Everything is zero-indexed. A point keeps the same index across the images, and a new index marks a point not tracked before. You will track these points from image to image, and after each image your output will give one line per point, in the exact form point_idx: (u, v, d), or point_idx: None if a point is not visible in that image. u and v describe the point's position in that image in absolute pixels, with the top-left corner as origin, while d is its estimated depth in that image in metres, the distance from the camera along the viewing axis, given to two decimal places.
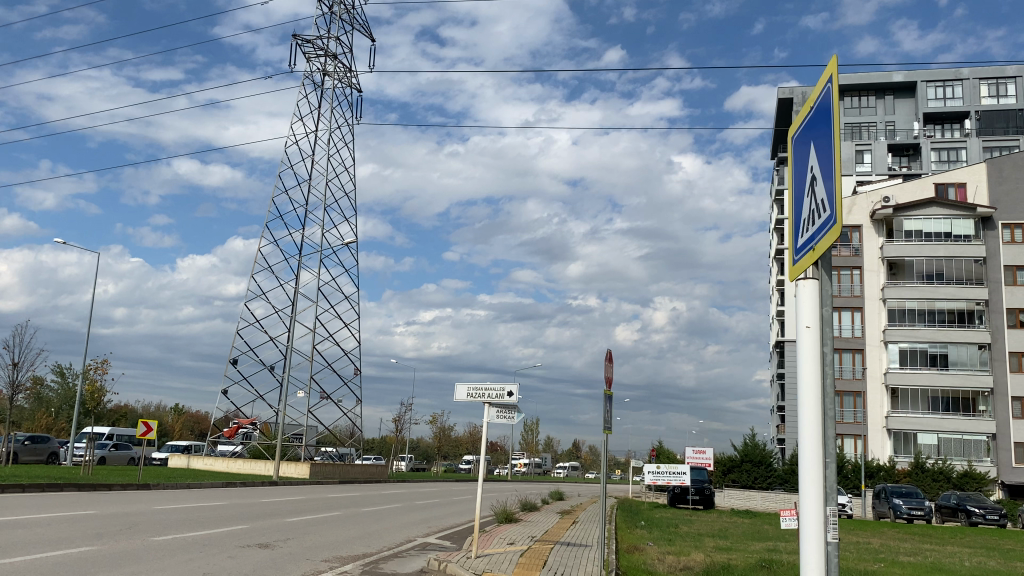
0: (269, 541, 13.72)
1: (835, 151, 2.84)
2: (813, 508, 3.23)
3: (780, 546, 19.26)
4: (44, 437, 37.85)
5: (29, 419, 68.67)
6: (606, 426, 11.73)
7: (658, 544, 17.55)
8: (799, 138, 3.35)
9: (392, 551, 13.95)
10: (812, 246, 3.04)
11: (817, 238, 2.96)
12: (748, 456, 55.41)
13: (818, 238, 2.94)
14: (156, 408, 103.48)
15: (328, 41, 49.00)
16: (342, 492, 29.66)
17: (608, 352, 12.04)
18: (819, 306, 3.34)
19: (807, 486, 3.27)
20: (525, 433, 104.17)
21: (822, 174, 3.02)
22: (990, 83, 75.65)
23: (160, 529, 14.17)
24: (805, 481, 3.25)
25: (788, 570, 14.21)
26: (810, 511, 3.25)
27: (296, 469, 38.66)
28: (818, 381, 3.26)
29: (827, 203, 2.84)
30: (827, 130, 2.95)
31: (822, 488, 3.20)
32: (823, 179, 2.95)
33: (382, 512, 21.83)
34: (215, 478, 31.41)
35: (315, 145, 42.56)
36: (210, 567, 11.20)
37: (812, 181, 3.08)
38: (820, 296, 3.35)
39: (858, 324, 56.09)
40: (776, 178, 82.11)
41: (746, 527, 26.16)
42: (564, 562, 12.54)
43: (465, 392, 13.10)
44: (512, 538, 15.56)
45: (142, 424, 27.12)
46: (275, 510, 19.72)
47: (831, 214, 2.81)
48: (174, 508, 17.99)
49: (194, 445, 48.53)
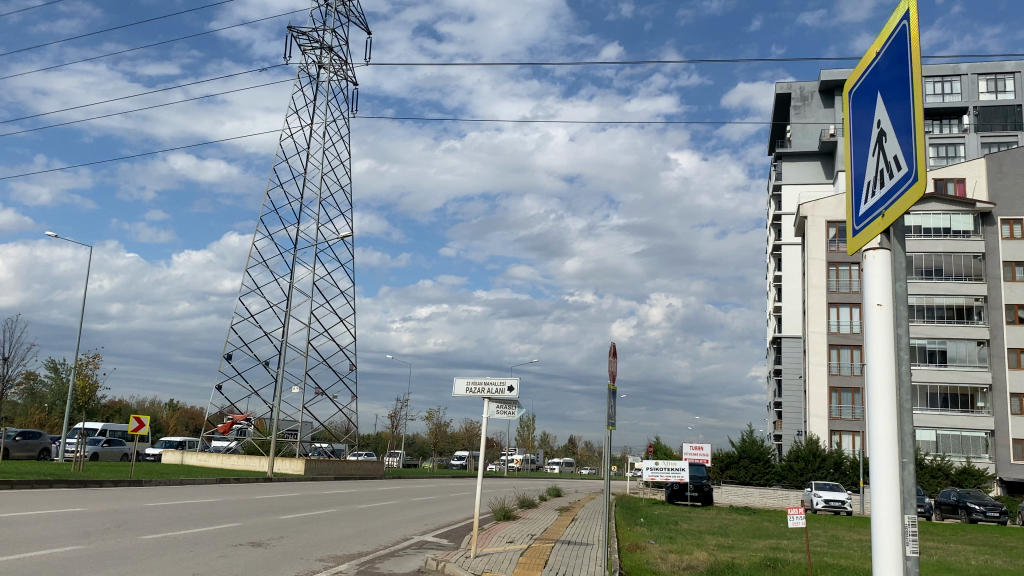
0: (262, 540, 13.33)
1: (915, 98, 2.47)
2: (890, 517, 2.72)
3: (784, 545, 18.90)
4: (36, 433, 37.43)
5: (21, 415, 68.23)
6: (609, 422, 11.36)
7: (659, 542, 17.22)
8: (858, 94, 2.96)
9: (389, 550, 13.57)
10: (884, 209, 2.67)
11: (890, 203, 2.60)
12: (746, 452, 55.33)
13: (892, 202, 2.59)
14: (149, 404, 102.96)
15: (323, 32, 48.41)
16: (338, 488, 29.30)
17: (613, 346, 11.71)
18: (889, 284, 2.85)
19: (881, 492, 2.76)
20: (521, 429, 103.97)
21: (893, 130, 2.66)
22: (989, 79, 75.38)
23: (150, 527, 13.79)
24: (877, 487, 2.75)
25: (795, 569, 13.84)
26: (886, 524, 2.73)
27: (291, 466, 38.29)
28: (891, 366, 2.78)
29: (906, 161, 2.49)
30: (903, 76, 2.58)
31: (899, 492, 2.70)
32: (898, 134, 2.58)
33: (379, 510, 21.47)
34: (208, 474, 31.00)
35: (311, 138, 41.93)
36: (200, 567, 10.82)
37: (881, 138, 2.71)
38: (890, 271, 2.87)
39: (857, 320, 55.75)
40: (774, 174, 81.74)
41: (747, 525, 25.86)
42: (567, 562, 12.16)
43: (465, 386, 12.73)
44: (511, 536, 15.21)
45: (134, 419, 26.69)
46: (270, 508, 19.33)
47: (913, 170, 2.45)
48: (165, 505, 17.61)
49: (188, 441, 48.16)
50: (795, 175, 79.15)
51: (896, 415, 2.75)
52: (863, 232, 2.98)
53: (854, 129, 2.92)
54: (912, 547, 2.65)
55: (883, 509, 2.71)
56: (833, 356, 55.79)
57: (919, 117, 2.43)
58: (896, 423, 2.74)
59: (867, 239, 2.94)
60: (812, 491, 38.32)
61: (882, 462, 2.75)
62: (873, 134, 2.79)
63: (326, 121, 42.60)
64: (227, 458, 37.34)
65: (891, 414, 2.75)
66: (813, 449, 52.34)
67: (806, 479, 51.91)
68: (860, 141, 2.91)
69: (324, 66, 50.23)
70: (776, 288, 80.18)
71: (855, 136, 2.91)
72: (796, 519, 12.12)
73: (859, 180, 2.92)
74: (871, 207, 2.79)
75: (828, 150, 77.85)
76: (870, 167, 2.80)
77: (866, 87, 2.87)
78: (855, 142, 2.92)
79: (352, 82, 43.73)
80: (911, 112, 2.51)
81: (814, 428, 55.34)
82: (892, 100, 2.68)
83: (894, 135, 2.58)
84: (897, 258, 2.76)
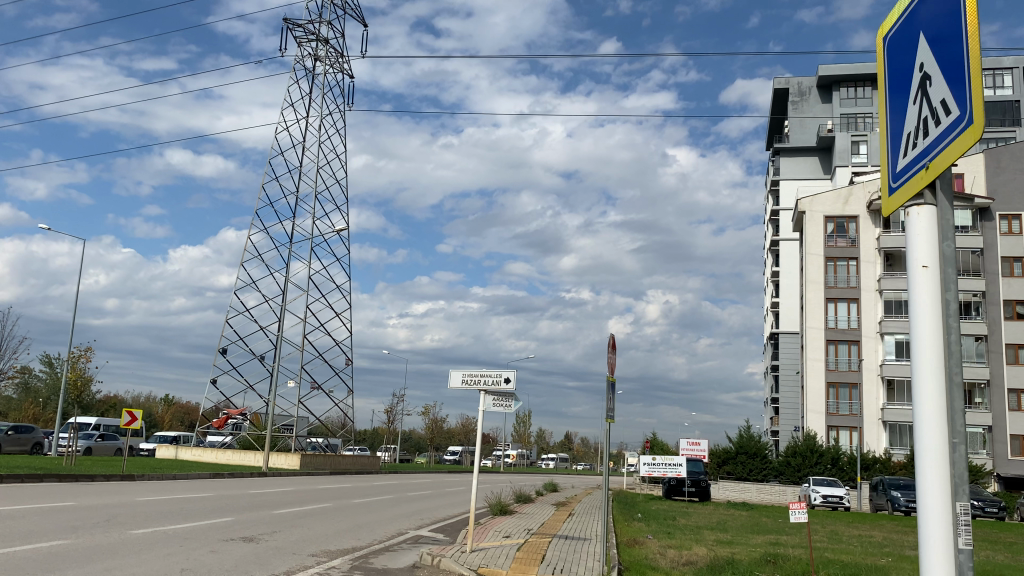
0: (254, 535, 13.10)
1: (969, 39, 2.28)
2: (936, 502, 2.51)
3: (783, 540, 18.71)
4: (29, 428, 37.15)
5: (15, 409, 67.99)
6: (608, 414, 11.14)
7: (657, 538, 17.03)
8: (896, 40, 2.76)
9: (383, 545, 13.35)
10: (931, 163, 2.48)
11: (940, 157, 2.41)
12: (743, 448, 55.23)
13: (942, 157, 2.41)
14: (145, 399, 102.72)
15: (319, 24, 48.12)
16: (333, 484, 29.09)
17: (612, 338, 11.49)
18: (937, 245, 2.64)
19: (928, 475, 2.55)
20: (517, 425, 103.91)
21: (939, 76, 2.46)
22: (987, 74, 75.16)
23: (141, 522, 13.55)
24: (927, 470, 2.53)
25: (795, 565, 13.60)
26: (933, 507, 2.52)
27: (286, 461, 38.08)
28: (939, 336, 2.56)
29: (961, 107, 2.30)
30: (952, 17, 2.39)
31: (948, 476, 2.50)
32: (950, 79, 2.38)
33: (374, 505, 21.24)
34: (202, 469, 30.74)
35: (306, 131, 43.24)
36: (189, 563, 10.56)
37: (926, 84, 2.52)
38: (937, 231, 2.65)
39: (854, 315, 55.77)
40: (772, 169, 81.58)
41: (745, 520, 25.67)
42: (565, 557, 11.93)
43: (461, 378, 12.49)
44: (508, 532, 14.99)
45: (126, 413, 26.43)
46: (263, 502, 19.10)
47: (968, 118, 2.26)
48: (157, 500, 17.37)
49: (183, 436, 47.92)
50: (792, 171, 78.96)
51: (946, 387, 2.53)
52: (900, 190, 2.79)
53: (894, 78, 2.73)
54: (965, 538, 2.45)
55: (931, 489, 2.50)
56: (830, 352, 55.62)
57: (974, 58, 2.25)
58: (945, 397, 2.53)
59: (908, 196, 2.73)
60: (810, 486, 38.19)
61: (929, 441, 2.53)
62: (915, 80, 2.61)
63: (320, 115, 43.99)
64: (222, 453, 37.10)
65: (941, 389, 2.53)
66: (810, 445, 52.19)
67: (803, 475, 51.74)
68: (897, 96, 2.76)
69: (319, 59, 49.85)
70: (774, 283, 80.04)
71: (892, 88, 2.76)
72: (798, 514, 11.96)
73: (898, 133, 2.76)
74: (914, 158, 2.61)
75: (826, 146, 77.72)
76: (913, 116, 2.61)
77: (907, 32, 2.67)
78: (896, 92, 2.75)
79: (348, 75, 45.99)
80: (963, 54, 2.33)
81: (811, 423, 55.19)
82: (936, 45, 2.49)
83: (944, 78, 2.39)
84: (945, 215, 2.55)
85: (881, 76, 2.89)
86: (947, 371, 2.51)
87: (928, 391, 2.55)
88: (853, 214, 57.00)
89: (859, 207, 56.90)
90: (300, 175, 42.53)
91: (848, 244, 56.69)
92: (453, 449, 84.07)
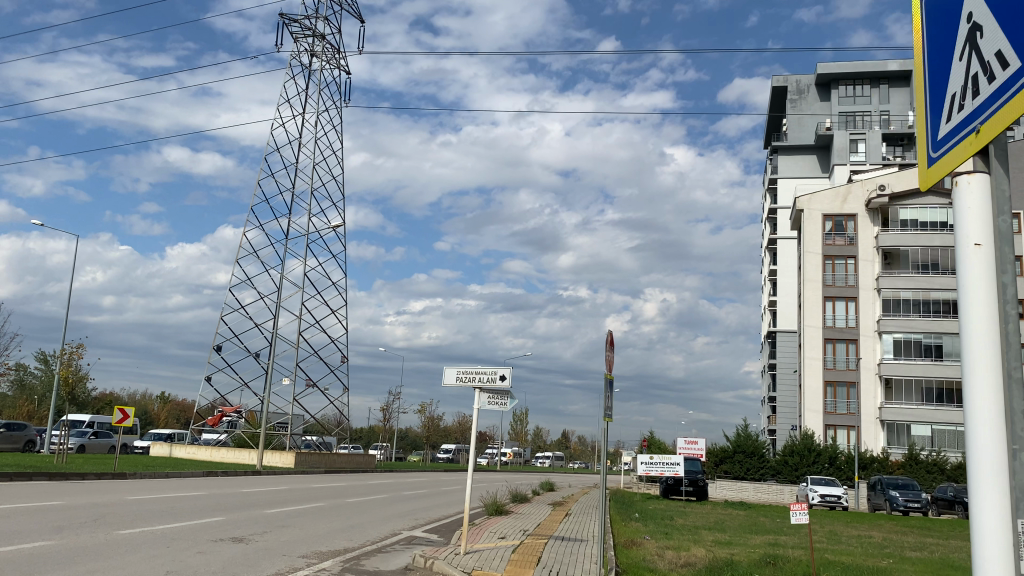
0: (244, 535, 12.85)
1: None
2: (992, 519, 2.25)
3: (783, 541, 18.46)
4: (22, 425, 36.81)
5: (9, 407, 67.64)
6: (607, 413, 10.86)
7: (655, 538, 16.77)
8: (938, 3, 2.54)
9: (376, 546, 13.06)
10: (984, 125, 2.25)
11: (994, 118, 2.19)
12: (740, 447, 54.97)
13: (996, 118, 2.18)
14: (141, 397, 102.43)
15: (316, 20, 47.85)
16: (327, 482, 28.79)
17: (609, 335, 11.25)
18: (989, 219, 2.38)
19: (983, 489, 2.29)
20: (514, 423, 103.82)
21: (991, 30, 2.24)
22: None
23: (128, 522, 13.27)
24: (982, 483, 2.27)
25: (796, 567, 13.29)
26: (988, 523, 2.26)
27: (281, 459, 37.84)
28: (996, 325, 2.31)
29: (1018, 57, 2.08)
30: None
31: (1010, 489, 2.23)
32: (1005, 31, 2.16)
33: (368, 504, 20.95)
34: (195, 467, 30.44)
35: (303, 129, 42.61)
36: (175, 565, 10.26)
37: (975, 41, 2.30)
38: (987, 204, 2.39)
39: (852, 314, 55.61)
40: (770, 167, 81.37)
41: (744, 520, 25.45)
42: (561, 559, 11.66)
43: (455, 375, 12.23)
44: (503, 532, 14.71)
45: (118, 411, 26.10)
46: (255, 502, 18.81)
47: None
48: (148, 499, 17.10)
49: (177, 433, 47.63)
50: (790, 169, 78.69)
51: (1002, 384, 2.29)
52: (941, 160, 2.55)
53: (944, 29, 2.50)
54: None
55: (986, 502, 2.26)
56: (828, 350, 55.43)
57: None
58: (1003, 399, 2.28)
59: (955, 163, 2.48)
60: (808, 485, 38.04)
61: (987, 448, 2.27)
62: (963, 33, 2.39)
63: (317, 113, 43.26)
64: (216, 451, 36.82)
65: (998, 382, 2.29)
66: (808, 444, 52.02)
67: (801, 474, 51.55)
68: (941, 60, 2.54)
69: (315, 54, 49.51)
70: (771, 282, 79.89)
71: (938, 50, 2.53)
72: (799, 515, 11.75)
73: (942, 97, 2.54)
74: (962, 123, 2.39)
75: (824, 144, 77.57)
76: (961, 73, 2.40)
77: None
78: (942, 57, 2.53)
79: (345, 72, 44.37)
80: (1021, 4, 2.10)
81: (809, 422, 54.96)
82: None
83: (997, 32, 2.18)
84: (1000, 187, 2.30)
85: (921, 43, 2.68)
86: (1005, 363, 2.27)
87: (988, 382, 2.31)
88: (851, 212, 56.75)
89: (857, 205, 56.64)
90: (296, 173, 42.09)
91: (846, 243, 56.58)
92: (446, 447, 83.27)
